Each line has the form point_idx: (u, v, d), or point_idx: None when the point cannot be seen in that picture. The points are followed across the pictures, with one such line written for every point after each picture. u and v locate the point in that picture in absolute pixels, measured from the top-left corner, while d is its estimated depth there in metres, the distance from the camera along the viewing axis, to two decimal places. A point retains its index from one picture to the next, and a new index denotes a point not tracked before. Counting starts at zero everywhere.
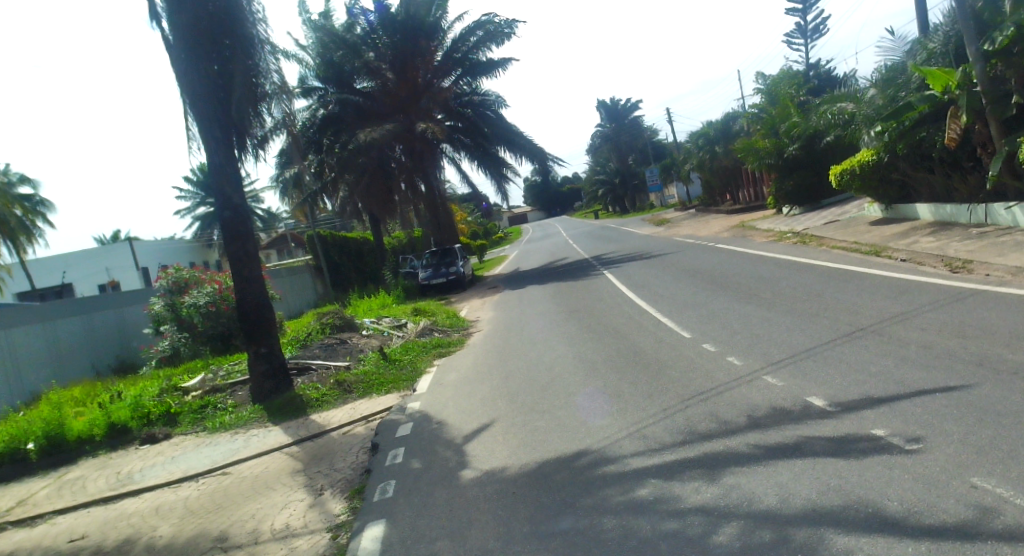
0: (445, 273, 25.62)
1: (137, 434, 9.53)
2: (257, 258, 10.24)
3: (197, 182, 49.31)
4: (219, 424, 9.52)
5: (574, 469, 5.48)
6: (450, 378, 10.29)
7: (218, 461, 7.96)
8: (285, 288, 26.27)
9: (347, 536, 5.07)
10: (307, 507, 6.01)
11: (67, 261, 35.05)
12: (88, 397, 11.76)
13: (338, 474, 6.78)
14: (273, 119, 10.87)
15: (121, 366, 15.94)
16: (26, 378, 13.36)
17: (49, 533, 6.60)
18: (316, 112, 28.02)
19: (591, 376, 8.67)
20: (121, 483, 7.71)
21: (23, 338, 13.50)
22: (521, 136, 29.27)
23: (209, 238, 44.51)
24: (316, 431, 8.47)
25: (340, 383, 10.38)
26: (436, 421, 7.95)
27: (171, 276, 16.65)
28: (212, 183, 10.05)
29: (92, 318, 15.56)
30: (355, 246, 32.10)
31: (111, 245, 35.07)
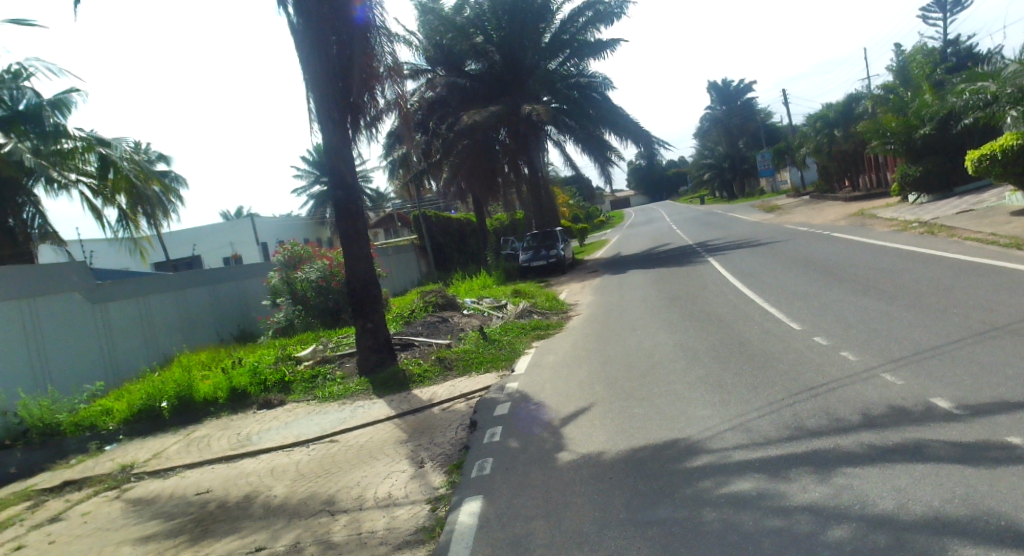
0: (546, 256, 25.77)
1: (255, 399, 10.18)
2: (366, 236, 10.58)
3: (313, 161, 51.81)
4: (328, 393, 10.00)
5: (670, 459, 5.39)
6: (548, 360, 10.35)
7: (328, 429, 8.36)
8: (391, 266, 27.29)
9: (446, 509, 5.22)
10: (409, 478, 6.23)
11: (197, 235, 37.73)
12: (214, 361, 12.67)
13: (438, 448, 6.97)
14: (385, 101, 11.19)
15: (242, 335, 17.11)
16: (161, 341, 14.50)
17: (180, 485, 7.21)
18: (424, 94, 28.68)
19: (692, 366, 8.46)
20: (241, 444, 8.26)
21: (159, 305, 14.63)
22: (628, 120, 28.84)
23: (322, 216, 46.78)
24: (418, 405, 8.75)
25: (442, 360, 10.66)
26: (534, 402, 8.01)
27: (288, 250, 17.64)
28: (328, 163, 10.46)
29: (216, 288, 16.76)
30: (458, 226, 32.77)
31: (235, 221, 37.53)
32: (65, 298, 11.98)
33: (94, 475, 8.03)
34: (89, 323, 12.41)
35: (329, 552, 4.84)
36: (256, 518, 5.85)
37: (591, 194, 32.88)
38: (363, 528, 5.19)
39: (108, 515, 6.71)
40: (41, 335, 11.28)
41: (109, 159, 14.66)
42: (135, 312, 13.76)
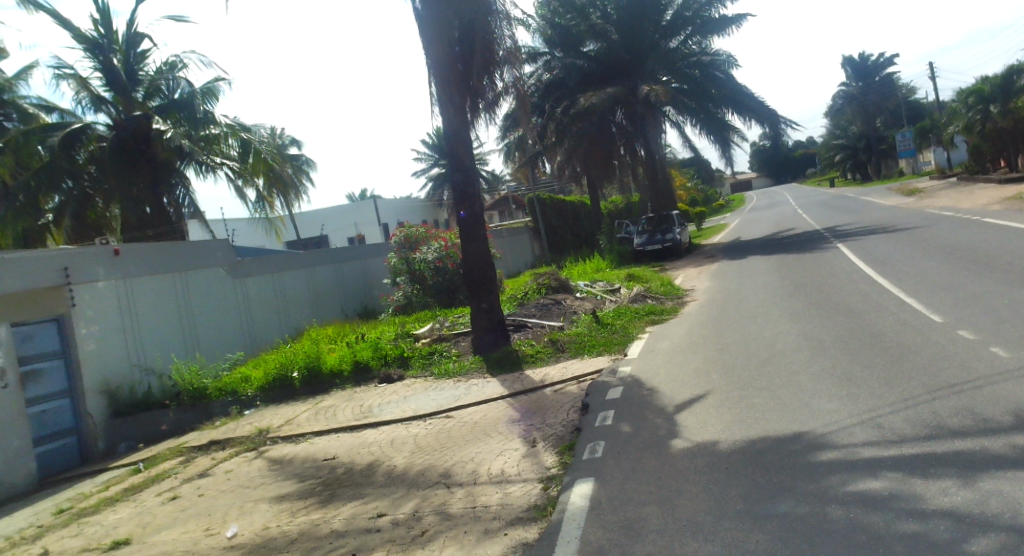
0: (661, 240, 25.24)
1: (377, 373, 10.66)
2: (482, 219, 10.76)
3: (433, 144, 53.22)
4: (444, 370, 10.32)
5: (793, 451, 5.16)
6: (662, 345, 10.17)
7: (444, 404, 8.63)
8: (506, 247, 27.67)
9: (558, 489, 5.27)
10: (521, 456, 6.33)
11: (324, 215, 39.81)
12: (339, 335, 13.37)
13: (550, 429, 7.03)
14: (503, 84, 11.30)
15: (365, 311, 17.97)
16: (294, 316, 15.46)
17: (309, 450, 7.68)
18: (541, 77, 28.47)
19: (817, 356, 8.04)
20: (363, 415, 8.68)
21: (292, 281, 15.59)
22: (752, 98, 27.71)
23: (440, 198, 48.06)
24: (531, 386, 8.85)
25: (554, 341, 10.72)
26: (647, 387, 7.91)
27: (405, 232, 18.19)
28: (447, 146, 10.68)
29: (342, 266, 17.66)
30: (572, 209, 32.71)
31: (359, 202, 39.30)
32: (211, 272, 13.00)
33: (235, 436, 8.72)
34: (231, 296, 13.41)
35: (445, 522, 5.01)
36: (378, 486, 6.15)
37: (710, 177, 31.83)
38: (477, 502, 5.33)
39: (247, 474, 7.27)
40: (191, 305, 12.33)
41: (249, 144, 16.57)
42: (270, 287, 14.71)
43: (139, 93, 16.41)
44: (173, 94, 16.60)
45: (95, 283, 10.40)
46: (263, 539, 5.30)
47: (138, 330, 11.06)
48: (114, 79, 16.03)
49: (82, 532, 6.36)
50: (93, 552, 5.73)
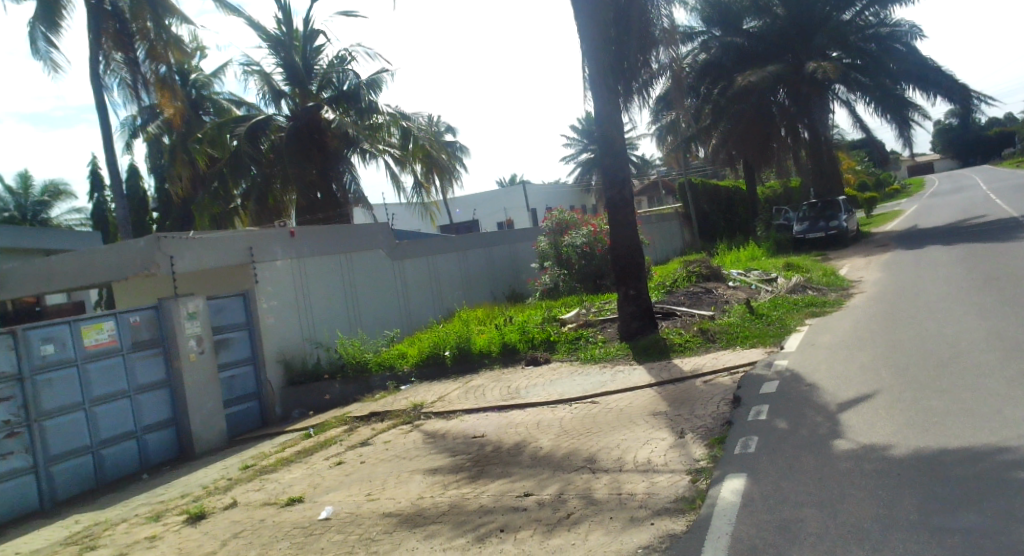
0: (824, 227, 23.66)
1: (524, 355, 10.88)
2: (632, 203, 10.56)
3: (583, 129, 53.16)
4: (590, 355, 10.33)
5: (978, 463, 4.67)
6: (824, 339, 9.54)
7: (590, 390, 8.64)
8: (655, 233, 27.15)
9: (707, 483, 5.12)
10: (669, 446, 6.21)
11: (476, 200, 41.01)
12: (489, 317, 13.75)
13: (699, 421, 6.84)
14: (658, 66, 11.06)
15: (513, 294, 18.38)
16: (447, 297, 16.10)
17: (459, 427, 8.00)
18: (698, 57, 27.43)
19: (1009, 359, 7.20)
20: (511, 395, 8.89)
21: (445, 263, 16.23)
22: (939, 72, 24.92)
23: (588, 183, 47.96)
24: (680, 375, 8.64)
25: (704, 331, 10.38)
26: (807, 383, 7.47)
27: (556, 218, 18.36)
28: (599, 129, 10.58)
29: (492, 250, 18.16)
30: (726, 194, 31.45)
31: (509, 187, 40.08)
32: (373, 254, 13.81)
33: (392, 409, 9.26)
34: (390, 277, 14.19)
35: (591, 507, 5.05)
36: (524, 465, 6.29)
37: (884, 160, 29.28)
38: (623, 489, 5.31)
39: (404, 445, 7.71)
40: (356, 285, 13.19)
41: (410, 131, 17.59)
42: (426, 268, 15.42)
43: (314, 85, 17.80)
44: (343, 86, 17.77)
45: (275, 263, 11.42)
46: (417, 508, 5.60)
47: (310, 307, 12.01)
48: (294, 73, 17.61)
49: (263, 488, 7.06)
50: (272, 506, 6.34)
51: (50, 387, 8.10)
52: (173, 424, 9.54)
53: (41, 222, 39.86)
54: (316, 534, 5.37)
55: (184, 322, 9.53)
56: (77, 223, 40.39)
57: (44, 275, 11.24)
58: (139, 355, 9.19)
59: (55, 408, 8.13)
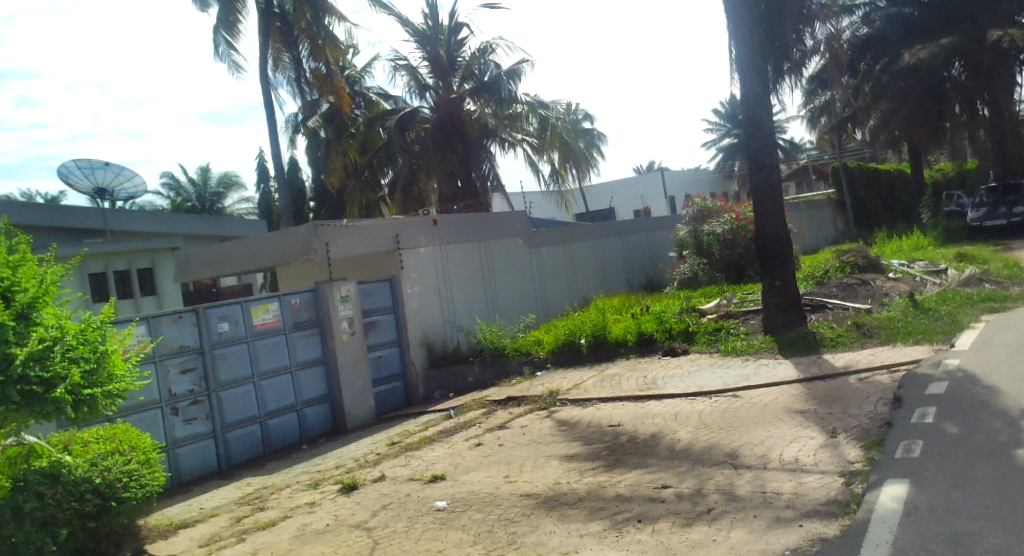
0: (1004, 213, 21.31)
1: (661, 345, 10.67)
2: (780, 190, 10.12)
3: (727, 113, 51.18)
4: (731, 348, 9.95)
5: None
6: (1002, 338, 8.60)
7: (731, 383, 8.34)
8: (804, 221, 25.67)
9: (863, 487, 4.80)
10: (819, 446, 5.88)
11: (614, 188, 40.63)
12: (625, 306, 13.60)
13: (853, 421, 6.41)
14: (814, 41, 10.41)
15: (650, 284, 18.06)
16: (583, 286, 16.10)
17: (595, 415, 8.00)
18: (858, 30, 25.97)
19: None
20: (648, 386, 8.76)
21: (582, 252, 16.22)
22: None
23: (732, 169, 46.13)
24: (831, 372, 8.13)
25: (859, 326, 9.69)
26: (981, 385, 6.78)
27: (698, 206, 17.87)
28: (745, 112, 10.16)
29: (629, 239, 17.94)
30: (886, 178, 29.13)
31: (647, 175, 39.33)
32: (511, 241, 14.07)
33: (529, 394, 9.40)
34: (528, 264, 14.40)
35: (733, 503, 4.89)
36: (662, 457, 6.19)
37: None
38: (768, 488, 5.09)
39: (540, 430, 7.82)
40: (494, 271, 13.52)
41: (548, 120, 17.62)
42: (562, 256, 15.51)
43: (456, 78, 18.29)
44: (484, 77, 18.17)
45: (419, 250, 11.91)
46: (555, 493, 5.67)
47: (452, 292, 12.44)
48: (438, 65, 18.03)
49: (408, 464, 7.43)
50: (416, 481, 6.67)
51: (224, 361, 8.95)
52: (328, 400, 10.23)
53: (217, 211, 43.96)
54: (458, 511, 5.58)
55: (338, 304, 10.20)
56: (247, 212, 44.19)
57: (219, 259, 12.39)
58: (299, 335, 9.93)
59: (229, 380, 8.98)
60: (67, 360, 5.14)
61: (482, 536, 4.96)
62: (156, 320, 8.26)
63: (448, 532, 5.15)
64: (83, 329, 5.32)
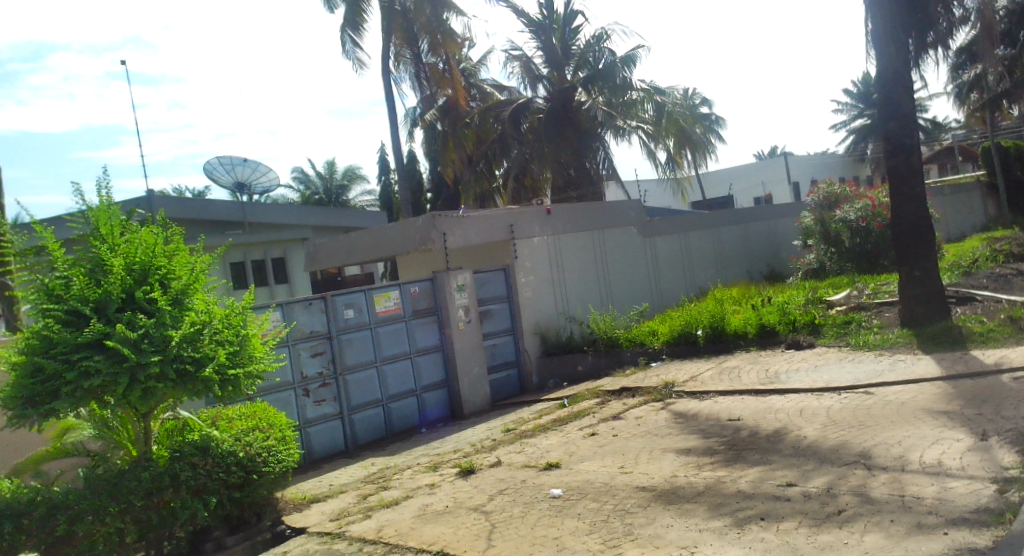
0: None
1: (784, 338, 10.20)
2: (922, 172, 9.40)
3: (859, 92, 48.08)
4: (863, 342, 9.32)
5: None
6: None
7: (863, 379, 7.85)
8: (947, 206, 23.70)
9: (1019, 496, 4.39)
10: (965, 449, 5.42)
11: (733, 174, 39.22)
12: (745, 297, 13.10)
13: (1006, 423, 5.86)
14: (962, 12, 9.66)
15: (772, 274, 17.29)
16: (699, 276, 15.66)
17: (713, 408, 7.77)
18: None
19: None
20: (770, 379, 8.40)
21: (698, 241, 15.76)
22: None
23: (863, 152, 43.29)
24: (979, 370, 7.48)
25: (1014, 320, 8.83)
26: None
27: (824, 191, 16.91)
28: (883, 90, 9.50)
29: (749, 227, 17.26)
30: None
31: (769, 159, 37.58)
32: (626, 230, 13.87)
33: (644, 385, 9.26)
34: (642, 254, 14.16)
35: (867, 506, 4.60)
36: (787, 455, 5.92)
37: None
38: (906, 491, 4.76)
39: (656, 422, 7.69)
40: (608, 261, 13.38)
41: (664, 106, 17.03)
42: (678, 245, 15.14)
43: (570, 67, 18.46)
44: (598, 65, 17.88)
45: (532, 239, 11.96)
46: (673, 486, 5.56)
47: (565, 281, 12.45)
48: (552, 56, 18.48)
49: (523, 450, 7.52)
50: (532, 468, 6.74)
51: (350, 346, 9.39)
52: (445, 386, 10.53)
53: (342, 203, 46.13)
54: (574, 500, 5.59)
55: (455, 293, 10.45)
56: (367, 204, 46.09)
57: (344, 250, 12.98)
58: (418, 322, 10.26)
59: (354, 364, 9.43)
60: (214, 343, 5.61)
61: (598, 526, 4.94)
62: (289, 307, 8.79)
63: (564, 520, 5.17)
64: (228, 314, 5.77)
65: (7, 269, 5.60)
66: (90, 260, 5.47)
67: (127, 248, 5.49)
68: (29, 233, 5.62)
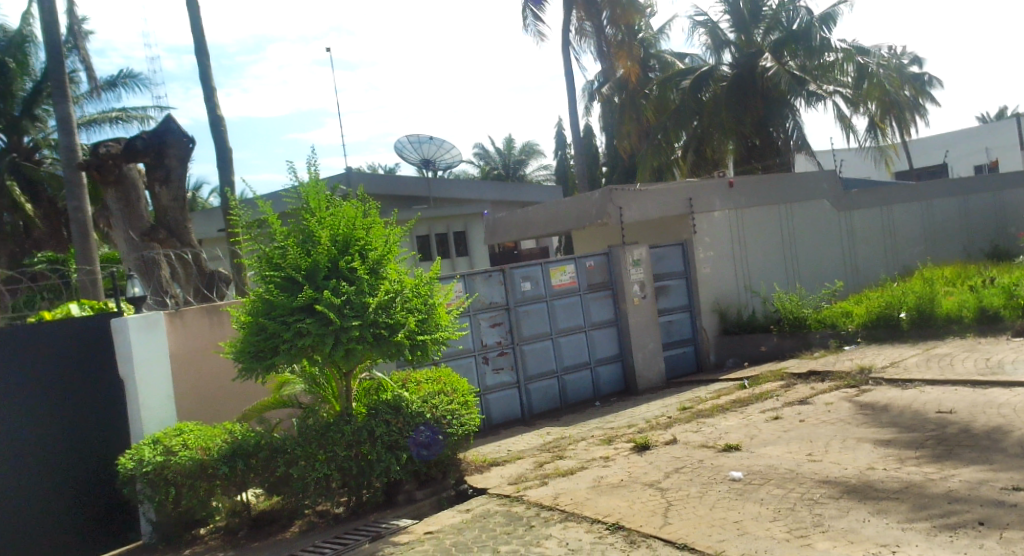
0: None
1: (1009, 324, 9.02)
2: None
3: None
4: None
5: None
6: None
7: None
8: None
9: None
10: None
11: (949, 140, 35.06)
12: (960, 277, 11.73)
13: None
14: None
15: (995, 251, 15.32)
16: (904, 253, 14.25)
17: (919, 399, 7.09)
18: None
19: None
20: (990, 370, 7.49)
21: (904, 215, 14.33)
22: None
23: None
24: None
25: None
26: None
27: None
28: None
29: (967, 199, 15.40)
30: None
31: (995, 122, 33.17)
32: (818, 203, 12.92)
33: (836, 369, 8.64)
34: (836, 228, 13.13)
35: None
36: (1010, 455, 5.26)
37: None
38: None
39: (849, 410, 7.16)
40: (796, 236, 12.56)
41: (866, 69, 15.76)
42: (879, 219, 13.85)
43: (759, 30, 17.14)
44: (792, 26, 16.63)
45: (713, 213, 11.51)
46: (869, 480, 5.16)
47: (748, 257, 11.87)
48: (739, 19, 17.26)
49: (700, 430, 7.32)
50: (710, 448, 6.56)
51: (527, 317, 9.65)
52: (620, 360, 10.51)
53: (521, 179, 47.27)
54: (756, 484, 5.37)
55: (630, 268, 10.34)
56: (545, 178, 46.87)
57: (521, 224, 13.27)
58: (593, 296, 10.29)
59: (531, 335, 9.68)
60: (405, 310, 5.99)
61: (784, 514, 4.72)
62: (470, 278, 9.18)
63: (746, 504, 4.99)
64: (417, 284, 6.15)
65: (235, 240, 6.35)
66: (302, 232, 6.04)
67: (332, 221, 5.98)
68: (253, 207, 6.32)
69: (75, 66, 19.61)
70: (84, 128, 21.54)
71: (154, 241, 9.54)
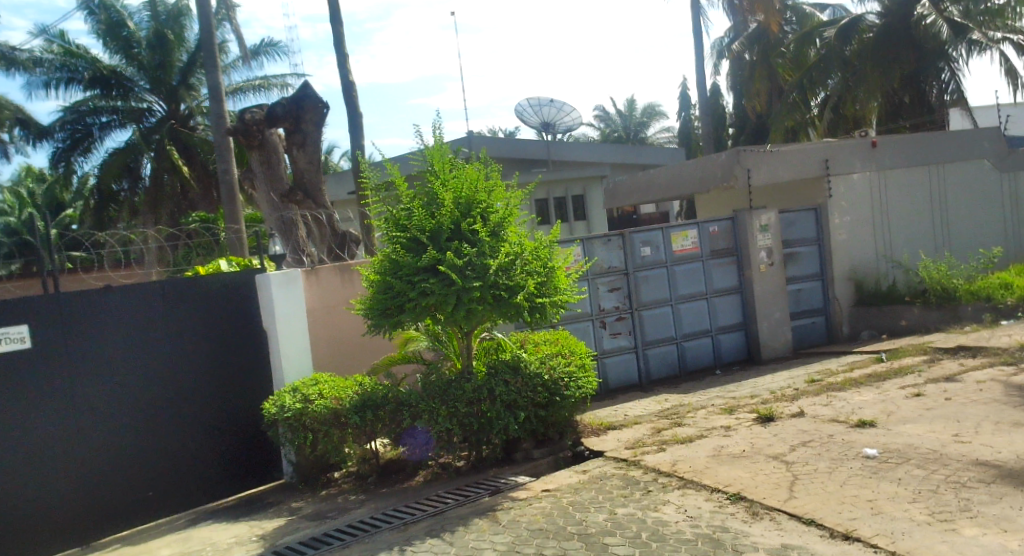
0: None
1: None
2: None
3: None
4: None
5: None
6: None
7: None
8: None
9: None
10: None
11: None
12: None
13: None
14: None
15: None
16: None
17: None
18: None
19: None
20: None
21: None
22: None
23: None
24: None
25: None
26: None
27: None
28: None
29: None
30: None
31: None
32: (975, 164, 11.78)
33: (989, 346, 7.93)
34: (995, 192, 11.94)
35: None
36: None
37: None
38: None
39: (1003, 390, 6.57)
40: (947, 200, 11.54)
41: None
42: None
43: None
44: None
45: (852, 175, 10.75)
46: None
47: (889, 223, 11.06)
48: None
49: (831, 404, 6.96)
50: (842, 423, 6.23)
51: (646, 282, 9.48)
52: (743, 328, 10.15)
53: (642, 141, 46.19)
54: (893, 463, 5.06)
55: (757, 234, 9.91)
56: (668, 141, 45.53)
57: (642, 187, 12.97)
58: (716, 262, 9.96)
59: (650, 301, 9.51)
60: (525, 273, 6.05)
61: (925, 496, 4.42)
62: (590, 242, 9.12)
63: (881, 483, 4.72)
64: (537, 247, 6.18)
65: (365, 202, 6.61)
66: (427, 194, 6.18)
67: (455, 184, 6.08)
68: (381, 170, 6.54)
69: (224, 36, 20.90)
70: (231, 95, 23.00)
71: (293, 201, 10.10)
